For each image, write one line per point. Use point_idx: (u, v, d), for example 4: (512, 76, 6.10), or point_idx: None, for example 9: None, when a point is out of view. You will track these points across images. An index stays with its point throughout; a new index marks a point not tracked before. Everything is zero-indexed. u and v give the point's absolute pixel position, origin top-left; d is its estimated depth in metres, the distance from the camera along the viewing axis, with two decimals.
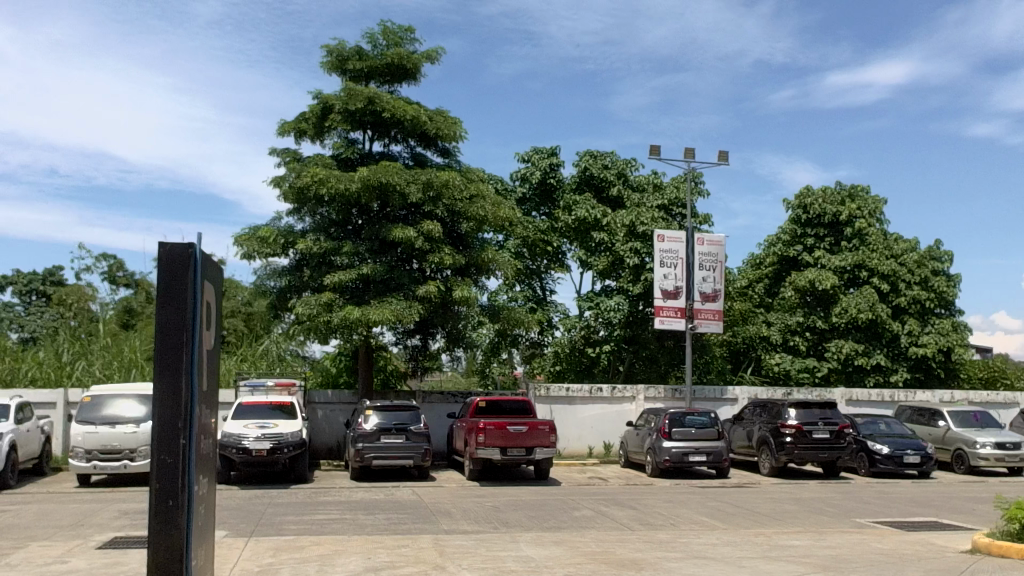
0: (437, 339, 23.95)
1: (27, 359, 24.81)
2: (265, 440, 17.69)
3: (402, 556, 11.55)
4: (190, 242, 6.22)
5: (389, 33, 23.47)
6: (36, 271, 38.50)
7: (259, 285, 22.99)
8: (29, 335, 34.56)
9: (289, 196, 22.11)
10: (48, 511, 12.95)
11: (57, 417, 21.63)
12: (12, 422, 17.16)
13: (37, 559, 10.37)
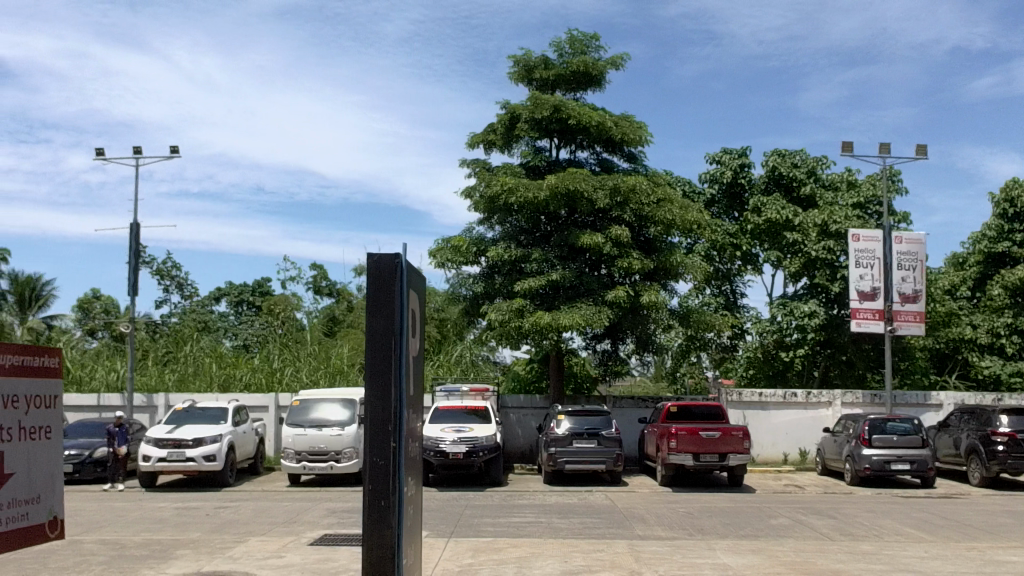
0: (626, 343, 23.95)
1: (243, 365, 26.44)
2: (461, 444, 18.16)
3: (598, 560, 11.62)
4: (397, 253, 6.46)
5: (575, 41, 23.69)
6: (247, 283, 41.00)
7: (453, 293, 23.68)
8: (242, 344, 36.70)
9: (480, 206, 22.61)
10: (265, 509, 13.77)
11: (269, 420, 22.94)
12: (230, 423, 18.34)
13: (256, 552, 11.06)
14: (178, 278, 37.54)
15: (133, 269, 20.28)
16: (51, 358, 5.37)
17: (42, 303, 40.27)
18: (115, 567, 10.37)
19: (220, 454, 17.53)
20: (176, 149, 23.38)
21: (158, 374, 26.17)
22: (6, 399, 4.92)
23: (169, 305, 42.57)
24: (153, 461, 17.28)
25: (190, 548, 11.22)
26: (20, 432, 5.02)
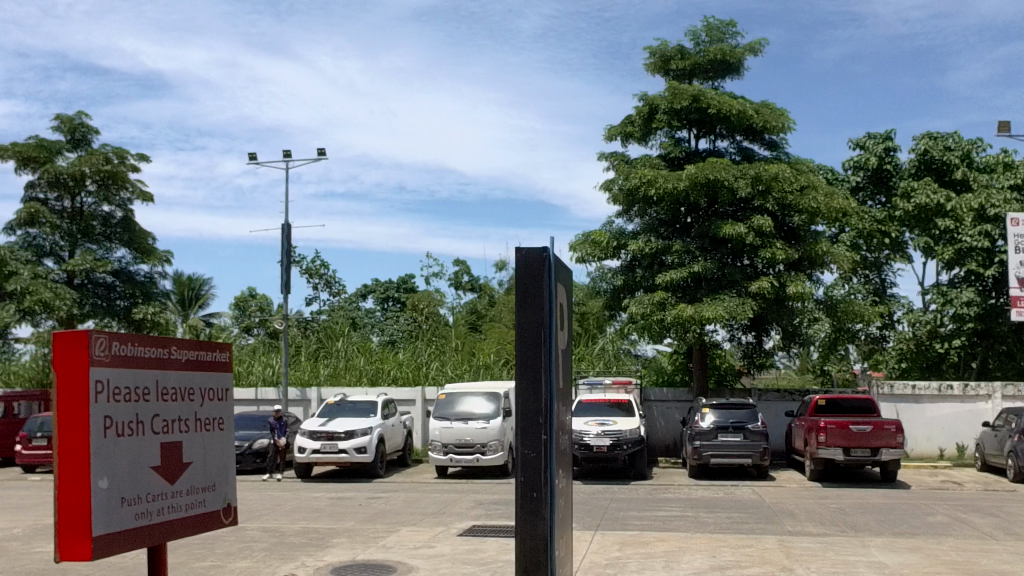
0: (772, 335, 23.46)
1: (391, 360, 27.13)
2: (605, 437, 18.17)
3: (747, 555, 11.44)
4: (545, 247, 6.50)
5: (712, 29, 23.30)
6: (392, 279, 41.97)
7: (594, 286, 23.69)
8: (389, 338, 37.62)
9: (619, 198, 22.53)
10: (415, 500, 14.11)
11: (417, 413, 23.46)
12: (379, 416, 18.83)
13: (408, 542, 11.36)
14: (326, 277, 38.73)
15: (285, 268, 21.05)
16: (223, 352, 5.64)
17: (201, 302, 42.27)
18: (276, 553, 10.83)
19: (370, 446, 18.03)
20: (324, 152, 24.16)
21: (312, 369, 27.15)
22: (183, 391, 5.21)
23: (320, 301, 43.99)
24: (308, 452, 17.95)
25: (345, 536, 11.61)
26: (197, 423, 5.30)
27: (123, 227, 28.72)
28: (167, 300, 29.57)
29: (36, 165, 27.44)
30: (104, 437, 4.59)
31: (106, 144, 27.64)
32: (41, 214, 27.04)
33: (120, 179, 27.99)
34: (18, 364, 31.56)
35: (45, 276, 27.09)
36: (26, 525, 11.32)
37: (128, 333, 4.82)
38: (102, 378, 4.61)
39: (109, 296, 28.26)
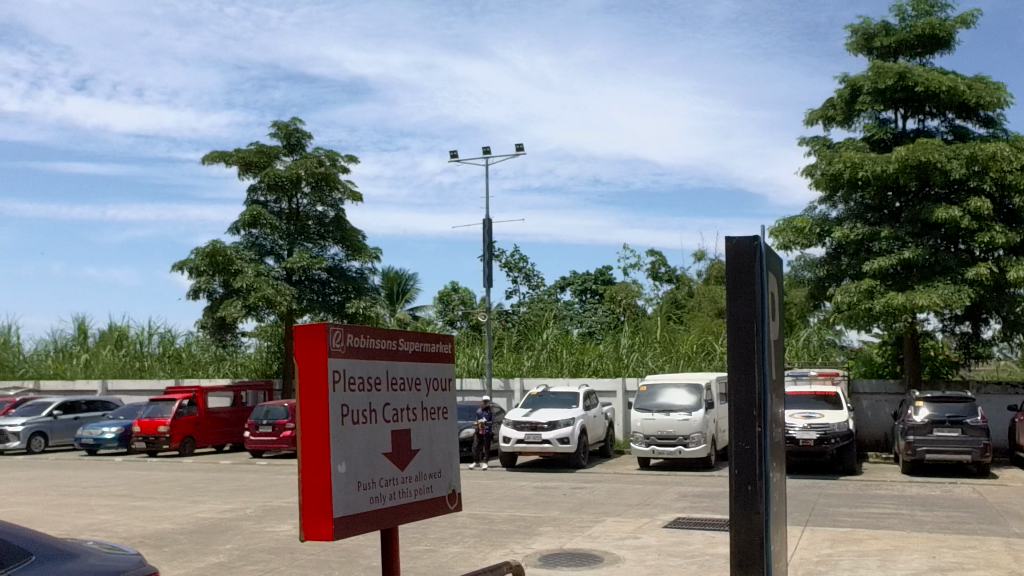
0: (991, 325, 22.09)
1: (592, 351, 27.31)
2: (812, 430, 17.66)
3: (970, 557, 10.83)
4: (756, 234, 5.96)
5: (919, 2, 22.12)
6: (590, 271, 42.16)
7: (795, 276, 23.04)
8: (588, 330, 37.88)
9: (821, 183, 21.81)
10: (619, 490, 14.17)
11: (618, 404, 23.53)
12: (581, 407, 19.01)
13: (613, 533, 11.43)
14: (525, 270, 39.38)
15: (486, 263, 21.57)
16: (446, 343, 5.87)
17: (408, 296, 43.89)
18: (486, 540, 11.14)
19: (573, 436, 18.22)
20: (521, 148, 24.57)
21: (515, 360, 27.84)
22: (411, 381, 5.46)
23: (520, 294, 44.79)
24: (513, 442, 18.36)
25: (552, 525, 11.81)
26: (423, 411, 5.54)
27: (335, 226, 30.20)
28: (377, 295, 30.88)
29: (257, 170, 29.25)
30: (342, 425, 4.88)
31: (319, 148, 29.16)
32: (263, 216, 28.82)
33: (332, 180, 29.42)
34: (244, 356, 33.79)
35: (267, 273, 28.84)
36: (256, 506, 12.14)
37: (361, 326, 5.09)
38: (339, 368, 4.90)
39: (324, 291, 29.79)
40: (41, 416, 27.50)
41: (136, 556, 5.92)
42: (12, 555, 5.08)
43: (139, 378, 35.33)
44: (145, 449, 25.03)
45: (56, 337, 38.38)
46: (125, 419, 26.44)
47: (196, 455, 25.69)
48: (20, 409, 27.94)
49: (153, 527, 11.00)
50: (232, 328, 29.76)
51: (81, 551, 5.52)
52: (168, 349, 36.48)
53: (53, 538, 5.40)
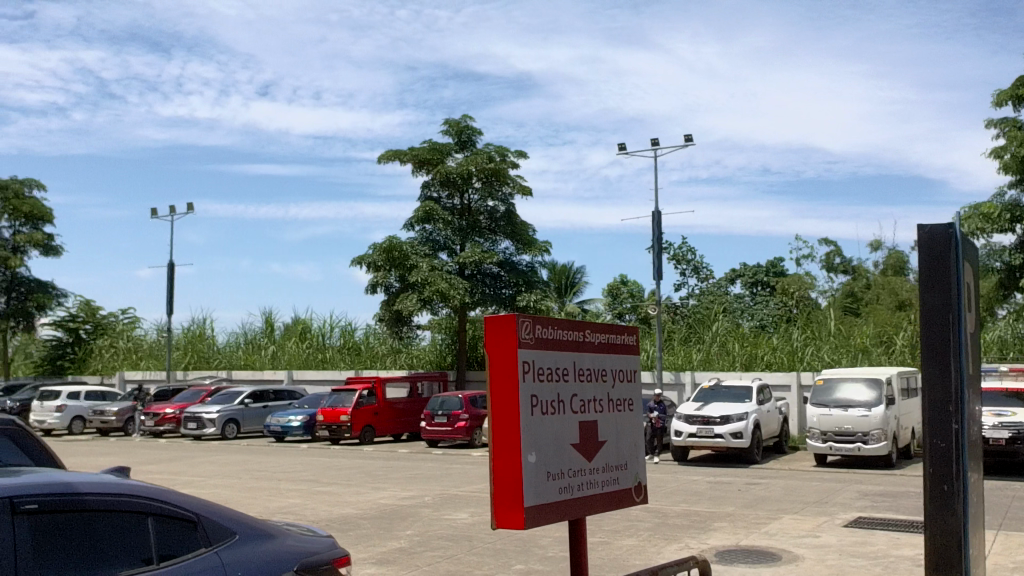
0: None
1: (765, 344, 26.71)
2: (1002, 429, 16.78)
3: None
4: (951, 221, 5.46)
5: None
6: (761, 263, 41.22)
7: (983, 266, 21.89)
8: (760, 323, 37.06)
9: (1012, 168, 20.63)
10: (795, 487, 13.83)
11: (792, 399, 22.98)
12: (755, 401, 18.65)
13: (791, 530, 11.18)
14: (694, 262, 38.83)
15: (656, 255, 21.39)
16: (630, 336, 5.89)
17: (576, 289, 44.05)
18: (660, 534, 11.09)
19: (746, 431, 17.91)
20: (689, 137, 24.29)
21: (685, 353, 27.63)
22: (598, 372, 5.50)
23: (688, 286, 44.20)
24: (684, 436, 18.22)
25: (727, 521, 11.64)
26: (609, 404, 5.57)
27: (506, 220, 30.61)
28: (547, 288, 31.13)
29: (430, 167, 30.05)
30: (532, 415, 4.96)
31: (489, 144, 29.67)
32: (436, 211, 29.63)
33: (502, 175, 29.87)
34: (419, 348, 34.74)
35: (441, 268, 29.56)
36: (434, 494, 12.49)
37: (550, 317, 5.17)
38: (529, 359, 4.99)
39: (496, 285, 30.29)
40: (233, 404, 29.10)
41: (328, 538, 6.17)
42: (219, 532, 5.37)
43: (321, 369, 36.86)
44: (328, 437, 26.15)
45: (245, 330, 40.51)
46: (309, 408, 27.65)
47: (376, 444, 26.61)
48: (215, 398, 29.67)
49: (338, 511, 11.47)
50: (408, 321, 30.68)
51: (278, 532, 5.79)
52: (348, 341, 37.96)
53: (253, 518, 5.67)
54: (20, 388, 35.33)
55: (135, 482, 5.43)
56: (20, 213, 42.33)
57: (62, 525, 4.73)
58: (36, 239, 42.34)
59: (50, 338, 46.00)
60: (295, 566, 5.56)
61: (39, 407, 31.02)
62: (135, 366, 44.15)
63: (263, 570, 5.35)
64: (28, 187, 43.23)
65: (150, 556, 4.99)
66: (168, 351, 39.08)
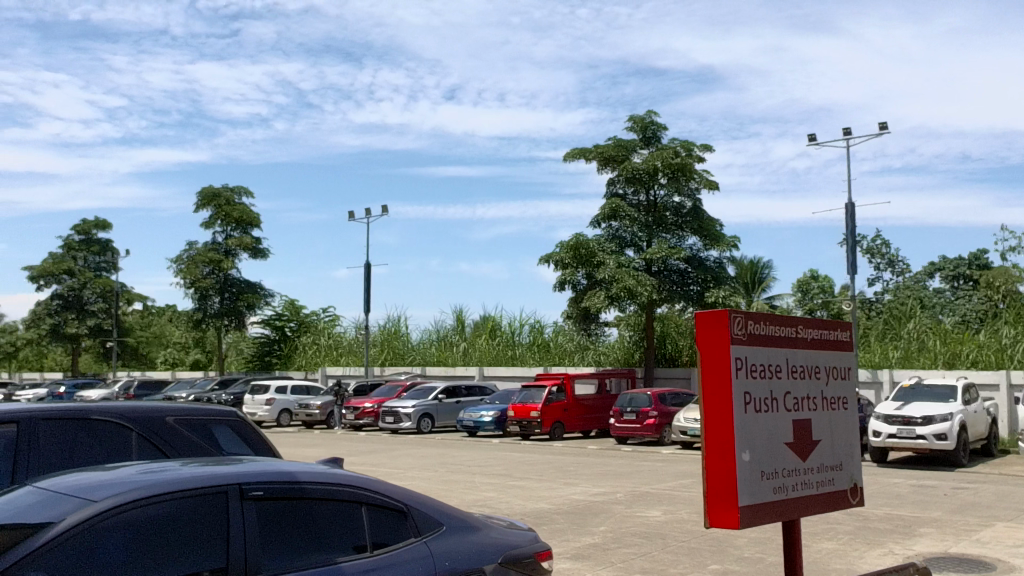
0: None
1: (971, 341, 25.37)
2: None
3: None
4: None
5: None
6: (962, 255, 39.08)
7: None
8: (962, 318, 35.17)
9: None
10: (1010, 493, 13.03)
11: (1001, 399, 21.72)
12: (960, 402, 17.70)
13: (1007, 539, 10.55)
14: (889, 256, 37.26)
15: (850, 249, 20.65)
16: (844, 331, 5.73)
17: (764, 285, 43.13)
18: (862, 537, 10.72)
19: (952, 432, 17.04)
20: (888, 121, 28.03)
21: (882, 350, 26.54)
22: (811, 369, 5.37)
23: (883, 280, 42.42)
24: (883, 437, 17.52)
25: (934, 527, 11.11)
26: (823, 402, 5.44)
27: (693, 216, 30.27)
28: (735, 283, 30.60)
29: (615, 164, 30.16)
30: (745, 413, 4.89)
31: (675, 139, 29.45)
32: (622, 208, 29.71)
33: (688, 170, 29.56)
34: (606, 345, 34.86)
35: (628, 264, 29.52)
36: (626, 491, 12.51)
37: (762, 313, 5.09)
38: (741, 355, 4.92)
39: (683, 282, 30.02)
40: (428, 399, 30.04)
41: (530, 531, 6.24)
42: (428, 523, 5.52)
43: (512, 366, 37.62)
44: (519, 432, 26.65)
45: (437, 328, 41.79)
46: (501, 404, 28.23)
47: (566, 440, 26.89)
48: (411, 393, 30.76)
49: (533, 505, 11.66)
50: (595, 317, 30.85)
51: (483, 523, 5.90)
52: (537, 338, 38.69)
53: (459, 509, 5.80)
54: (233, 383, 37.68)
55: (348, 472, 5.66)
56: (231, 220, 45.13)
57: (287, 512, 5.00)
58: (245, 242, 45.02)
59: (260, 336, 48.89)
60: (499, 558, 5.65)
61: (251, 401, 33.07)
62: (336, 362, 46.35)
63: (470, 561, 5.47)
64: (237, 195, 46.05)
65: (363, 543, 5.19)
66: (366, 348, 40.82)
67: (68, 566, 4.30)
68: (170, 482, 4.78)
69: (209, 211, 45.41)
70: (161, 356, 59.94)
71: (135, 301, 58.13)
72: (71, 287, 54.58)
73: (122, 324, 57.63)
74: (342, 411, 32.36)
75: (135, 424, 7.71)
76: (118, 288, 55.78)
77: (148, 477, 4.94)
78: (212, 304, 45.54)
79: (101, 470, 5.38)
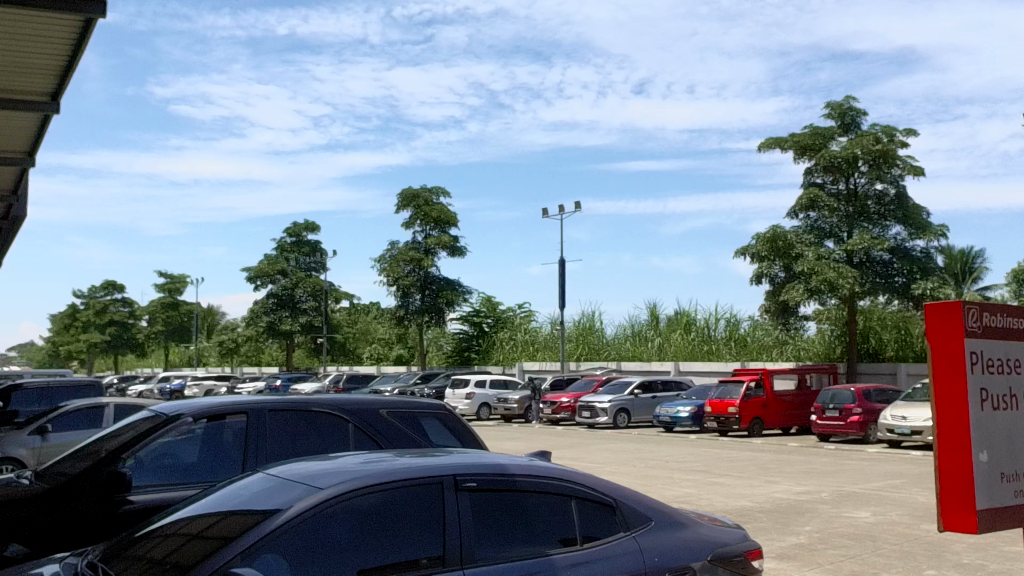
0: None
1: None
2: None
3: None
4: None
5: None
6: None
7: None
8: None
9: None
10: None
11: None
12: None
13: None
14: None
15: None
16: None
17: (976, 275, 40.84)
18: None
19: None
20: None
21: None
22: None
23: None
24: None
25: None
26: None
27: (897, 204, 28.93)
28: (945, 274, 29.10)
29: (813, 153, 29.27)
30: (982, 410, 4.67)
31: (876, 124, 28.27)
32: (821, 198, 28.85)
33: (890, 157, 28.34)
34: (806, 339, 33.88)
35: (828, 256, 28.63)
36: (831, 490, 12.16)
37: (998, 305, 4.86)
38: (976, 349, 4.70)
39: (887, 273, 28.81)
40: (624, 394, 30.08)
41: (737, 527, 6.17)
42: (637, 518, 5.54)
43: (708, 361, 37.57)
44: (717, 428, 26.38)
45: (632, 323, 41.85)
46: (697, 399, 27.97)
47: (766, 436, 26.34)
48: (607, 388, 30.92)
49: (734, 503, 11.50)
50: (794, 311, 30.05)
51: (690, 519, 5.86)
52: (734, 333, 38.39)
53: (668, 504, 5.79)
54: (434, 377, 38.96)
55: (554, 465, 5.76)
56: (430, 219, 46.60)
57: (501, 504, 5.15)
58: (443, 241, 46.32)
59: (459, 331, 50.34)
60: (709, 555, 5.62)
61: (452, 395, 34.17)
62: (534, 357, 47.81)
63: (679, 558, 5.47)
64: (436, 195, 47.46)
65: (573, 537, 5.27)
66: (562, 343, 41.31)
67: (301, 548, 4.55)
68: (390, 473, 5.01)
69: (410, 211, 47.05)
70: (367, 351, 62.69)
71: (342, 299, 61.03)
72: (285, 286, 57.78)
73: (332, 320, 60.63)
74: (539, 405, 32.84)
75: (351, 416, 8.10)
76: (328, 287, 58.61)
77: (368, 467, 5.19)
78: (413, 302, 47.22)
79: (322, 460, 5.69)
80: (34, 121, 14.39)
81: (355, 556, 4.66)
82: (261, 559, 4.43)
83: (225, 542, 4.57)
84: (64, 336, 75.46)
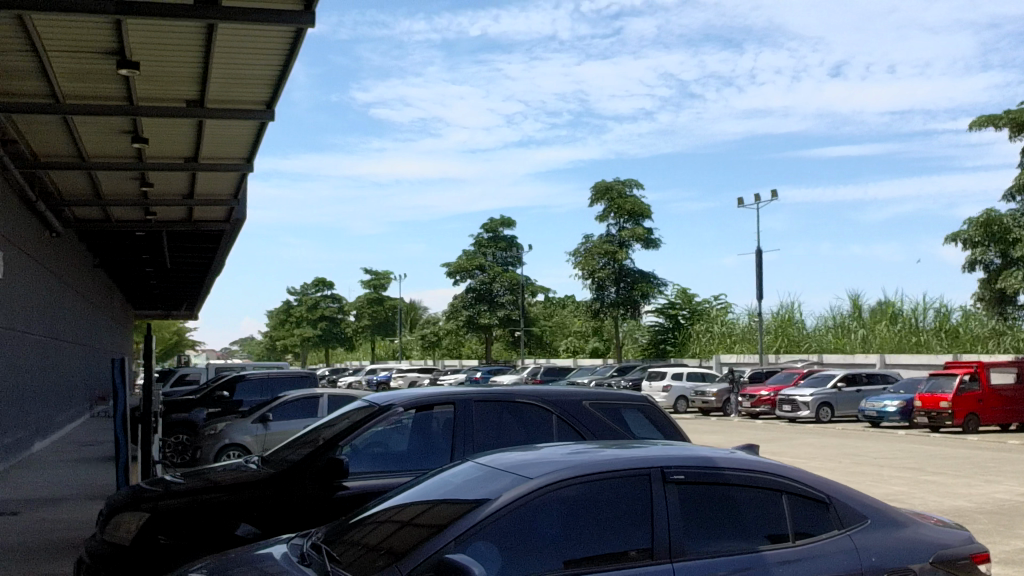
0: None
1: None
2: None
3: None
4: None
5: None
6: None
7: None
8: None
9: None
10: None
11: None
12: None
13: None
14: None
15: None
16: None
17: None
18: None
19: None
20: None
21: None
22: None
23: None
24: None
25: None
26: None
27: None
28: None
29: None
30: None
31: None
32: None
33: None
34: None
35: None
36: None
37: None
38: None
39: None
40: (827, 388, 29.18)
41: (961, 528, 5.90)
42: (852, 515, 5.39)
43: (918, 353, 35.81)
44: (928, 424, 25.24)
45: (835, 314, 40.59)
46: (906, 393, 26.79)
47: (981, 433, 24.96)
48: (809, 381, 30.14)
49: (950, 503, 10.98)
50: (1012, 299, 28.27)
51: (909, 518, 5.66)
52: (944, 323, 36.69)
53: (885, 503, 5.59)
54: (630, 369, 38.99)
55: (762, 459, 5.68)
56: (624, 212, 46.62)
57: (709, 497, 5.14)
58: (638, 234, 46.21)
59: (654, 324, 50.17)
60: (931, 556, 5.40)
61: (649, 387, 34.17)
62: (731, 350, 46.85)
63: (897, 559, 5.28)
64: (629, 187, 47.44)
65: (784, 533, 5.20)
66: (762, 335, 40.43)
67: (511, 537, 4.68)
68: (595, 464, 5.09)
69: (604, 204, 47.24)
70: (563, 344, 63.51)
71: (538, 293, 61.99)
72: (483, 280, 59.19)
73: (529, 314, 61.69)
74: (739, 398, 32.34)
75: (554, 407, 8.27)
76: (524, 281, 59.63)
77: (572, 458, 5.29)
78: (608, 294, 47.41)
79: (529, 450, 5.84)
80: (254, 128, 15.32)
81: (563, 546, 4.76)
82: (473, 546, 4.59)
83: (438, 529, 4.77)
84: (282, 330, 80.30)
